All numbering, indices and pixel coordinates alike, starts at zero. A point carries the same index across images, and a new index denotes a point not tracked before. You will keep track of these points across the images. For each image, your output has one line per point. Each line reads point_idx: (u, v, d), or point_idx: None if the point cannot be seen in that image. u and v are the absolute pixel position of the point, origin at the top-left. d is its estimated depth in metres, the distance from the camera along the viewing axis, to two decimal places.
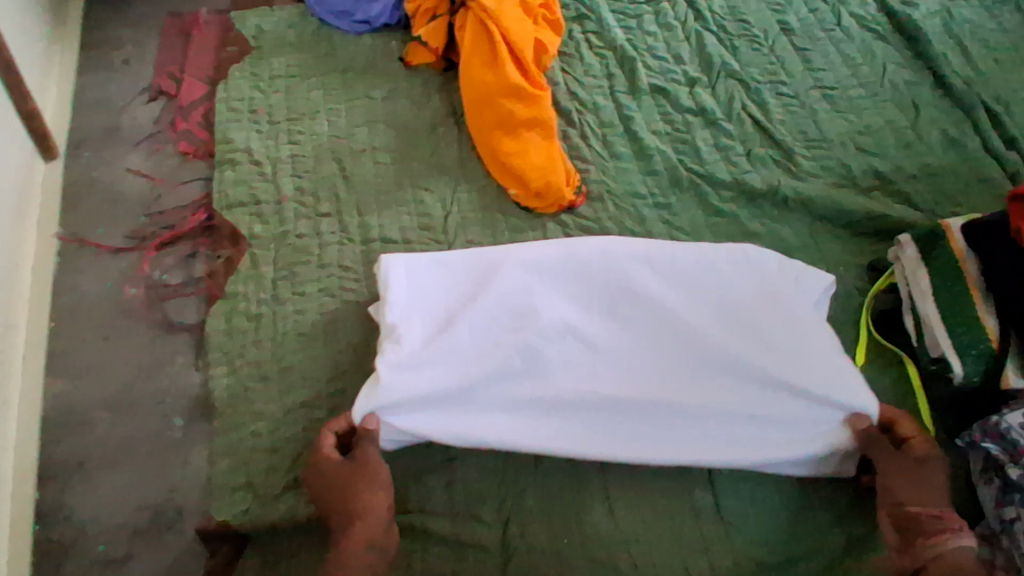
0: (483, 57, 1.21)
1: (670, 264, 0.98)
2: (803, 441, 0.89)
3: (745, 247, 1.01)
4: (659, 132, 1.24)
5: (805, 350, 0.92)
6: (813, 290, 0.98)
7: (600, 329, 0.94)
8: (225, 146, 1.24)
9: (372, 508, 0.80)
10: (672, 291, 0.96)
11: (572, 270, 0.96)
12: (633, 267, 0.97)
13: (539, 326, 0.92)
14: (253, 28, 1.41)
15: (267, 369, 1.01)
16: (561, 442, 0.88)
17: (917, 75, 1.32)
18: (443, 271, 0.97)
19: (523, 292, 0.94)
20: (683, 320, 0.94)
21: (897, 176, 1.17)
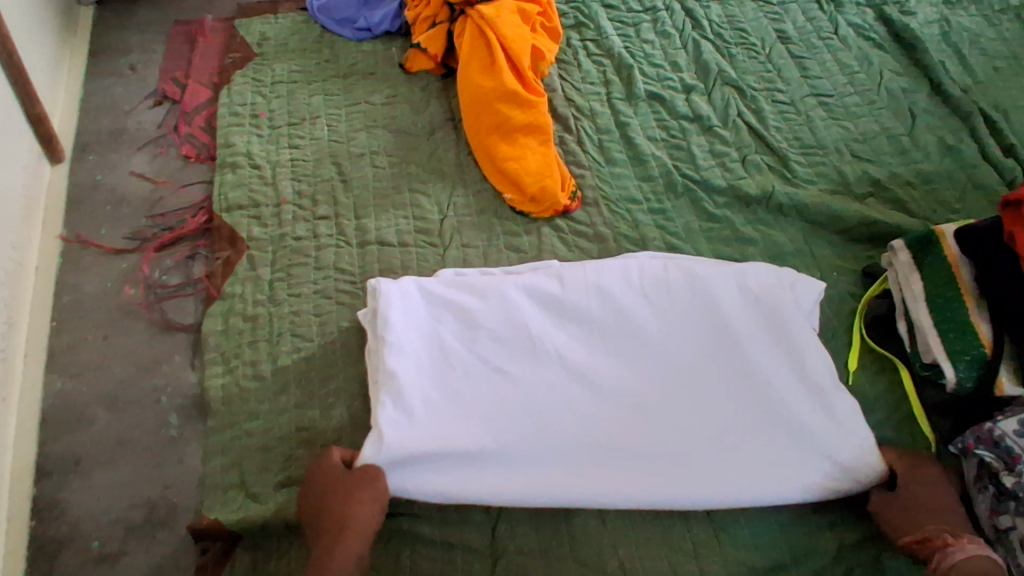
0: (479, 62, 1.22)
1: (660, 286, 0.99)
2: (794, 457, 0.89)
3: (737, 266, 1.03)
4: (655, 138, 1.24)
5: (788, 369, 0.95)
6: (806, 298, 1.00)
7: (597, 362, 0.95)
8: (226, 149, 1.25)
9: (360, 526, 0.82)
10: (667, 320, 0.97)
11: (565, 300, 0.98)
12: (629, 299, 0.98)
13: (537, 362, 0.93)
14: (256, 34, 1.44)
15: (262, 369, 1.02)
16: (565, 481, 0.88)
17: (915, 83, 1.32)
18: (438, 301, 0.97)
19: (522, 330, 0.95)
20: (670, 344, 0.96)
21: (893, 183, 1.17)
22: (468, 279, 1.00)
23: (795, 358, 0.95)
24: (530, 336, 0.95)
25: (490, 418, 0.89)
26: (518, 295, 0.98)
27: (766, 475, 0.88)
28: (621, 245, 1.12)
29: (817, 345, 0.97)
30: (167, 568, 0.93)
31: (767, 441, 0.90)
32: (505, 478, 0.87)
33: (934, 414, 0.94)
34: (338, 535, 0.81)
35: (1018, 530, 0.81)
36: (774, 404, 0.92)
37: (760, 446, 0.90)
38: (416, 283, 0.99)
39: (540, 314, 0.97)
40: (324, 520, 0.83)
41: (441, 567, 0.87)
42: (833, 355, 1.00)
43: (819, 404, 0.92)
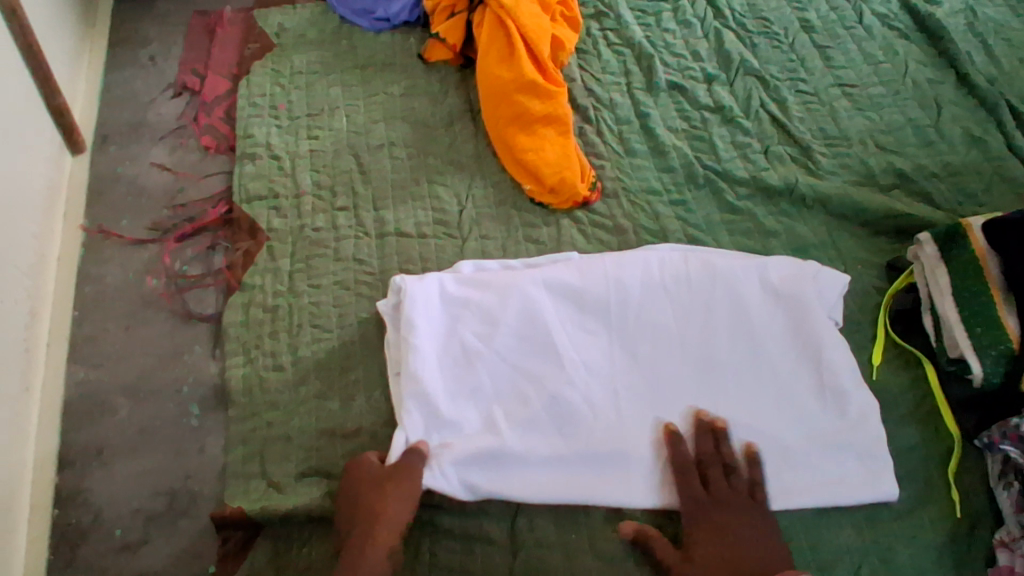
0: (497, 52, 1.21)
1: (681, 280, 0.99)
2: (811, 455, 0.89)
3: (759, 258, 1.02)
4: (675, 129, 1.23)
5: (807, 365, 0.94)
6: (829, 290, 0.98)
7: (617, 362, 0.95)
8: (246, 141, 1.26)
9: (389, 534, 0.82)
10: (687, 317, 0.97)
11: (585, 296, 0.97)
12: (648, 297, 0.98)
13: (558, 361, 0.93)
14: (275, 26, 1.44)
15: (282, 360, 1.02)
16: (586, 481, 0.88)
17: (940, 74, 1.30)
18: (458, 299, 0.97)
19: (541, 330, 0.94)
20: (690, 342, 0.96)
21: (918, 175, 1.15)
22: (487, 274, 1.00)
23: (817, 354, 0.94)
24: (549, 335, 0.94)
25: (507, 419, 0.91)
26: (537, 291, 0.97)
27: (780, 475, 0.89)
28: (641, 237, 1.11)
29: (840, 340, 0.95)
30: (189, 556, 0.94)
31: (790, 443, 0.90)
32: (527, 479, 0.88)
33: (959, 410, 0.91)
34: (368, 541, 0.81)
35: None
36: (791, 402, 0.92)
37: (778, 443, 0.90)
38: (435, 280, 0.98)
39: (560, 312, 0.96)
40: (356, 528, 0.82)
41: (461, 559, 0.87)
42: (857, 349, 0.98)
43: (839, 398, 0.91)
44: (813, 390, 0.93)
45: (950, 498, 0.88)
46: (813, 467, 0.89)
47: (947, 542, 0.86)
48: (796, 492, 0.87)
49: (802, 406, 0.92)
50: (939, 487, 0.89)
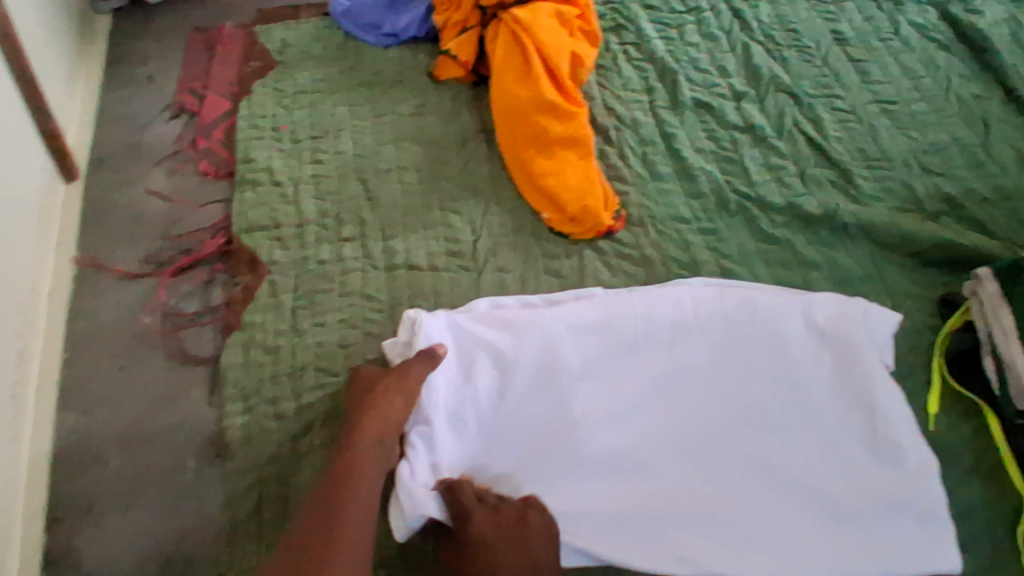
0: (514, 69, 1.13)
1: (714, 317, 0.91)
2: (865, 518, 0.81)
3: (800, 293, 0.94)
4: (703, 150, 1.16)
5: (857, 412, 0.86)
6: (878, 329, 0.90)
7: (645, 409, 0.87)
8: (246, 166, 1.18)
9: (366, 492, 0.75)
10: (722, 356, 0.89)
11: (609, 336, 0.89)
12: (679, 337, 0.90)
13: (581, 410, 0.85)
14: (278, 42, 1.37)
15: (284, 407, 0.94)
16: (613, 545, 0.79)
17: (985, 88, 1.22)
18: (470, 339, 0.89)
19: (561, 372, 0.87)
20: (725, 384, 0.88)
21: (967, 200, 1.07)
22: (501, 312, 0.92)
23: (867, 401, 0.86)
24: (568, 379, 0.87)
25: (525, 474, 0.83)
26: (556, 331, 0.89)
27: (830, 538, 0.80)
28: (670, 268, 1.03)
29: (892, 386, 0.87)
30: None
31: (839, 501, 0.81)
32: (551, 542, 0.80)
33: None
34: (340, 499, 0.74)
35: None
36: (841, 454, 0.84)
37: (826, 502, 0.81)
38: (445, 318, 0.91)
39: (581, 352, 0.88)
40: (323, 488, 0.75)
41: None
42: (911, 394, 0.90)
43: (893, 451, 0.83)
44: (863, 440, 0.85)
45: (1022, 565, 0.79)
46: (867, 532, 0.80)
47: None
48: (848, 557, 0.79)
49: (852, 458, 0.84)
50: (1009, 554, 0.80)
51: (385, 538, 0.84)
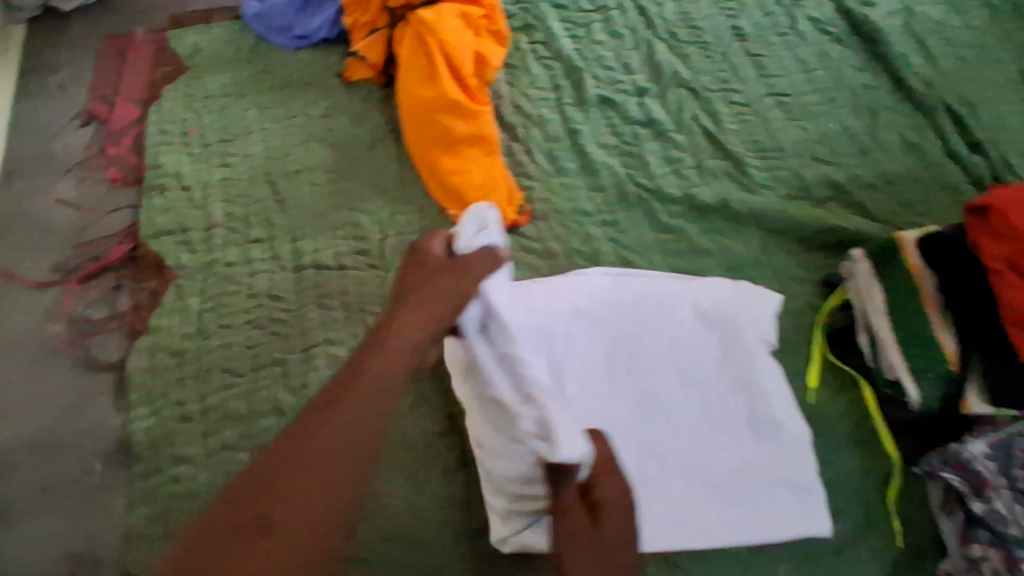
0: (418, 70, 1.15)
1: (612, 307, 0.95)
2: (746, 490, 0.85)
3: (686, 279, 0.99)
4: (607, 145, 1.19)
5: (738, 388, 0.90)
6: (759, 309, 0.95)
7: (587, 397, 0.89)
8: (155, 172, 1.18)
9: (351, 411, 0.67)
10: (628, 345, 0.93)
11: (549, 328, 0.91)
12: (586, 328, 0.93)
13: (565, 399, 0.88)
14: (189, 46, 1.36)
15: (189, 409, 0.95)
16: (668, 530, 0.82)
17: (875, 79, 1.28)
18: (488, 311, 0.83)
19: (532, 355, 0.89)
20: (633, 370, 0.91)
21: (853, 185, 1.12)
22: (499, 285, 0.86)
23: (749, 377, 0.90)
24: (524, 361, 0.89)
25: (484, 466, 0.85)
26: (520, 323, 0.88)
27: (717, 510, 0.84)
28: (571, 260, 1.06)
29: (771, 364, 0.92)
30: None
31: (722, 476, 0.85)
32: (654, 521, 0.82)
33: (897, 433, 0.88)
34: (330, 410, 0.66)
35: (989, 561, 0.75)
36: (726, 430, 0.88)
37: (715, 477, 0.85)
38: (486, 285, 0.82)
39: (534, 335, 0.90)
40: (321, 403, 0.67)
41: None
42: (793, 372, 0.95)
43: (770, 424, 0.88)
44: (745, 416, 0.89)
45: (890, 527, 0.85)
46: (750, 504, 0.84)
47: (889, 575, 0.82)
48: (733, 527, 0.83)
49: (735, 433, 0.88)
50: (880, 517, 0.85)
51: None
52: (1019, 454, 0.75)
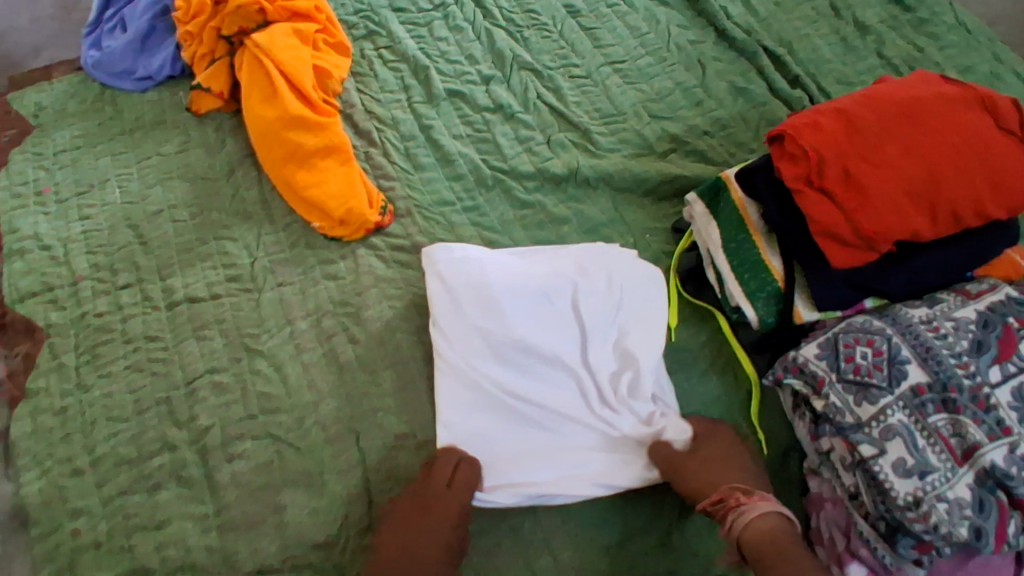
0: (260, 92, 1.17)
1: (525, 276, 0.98)
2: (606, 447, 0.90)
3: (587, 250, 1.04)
4: (460, 136, 1.23)
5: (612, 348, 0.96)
6: (638, 279, 1.01)
7: (518, 364, 0.93)
8: (10, 236, 1.15)
9: (442, 510, 0.82)
10: (541, 311, 0.96)
11: (507, 296, 0.95)
12: (513, 294, 0.96)
13: (520, 369, 0.93)
14: (31, 105, 1.31)
15: (80, 463, 0.94)
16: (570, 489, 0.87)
17: (701, 34, 1.36)
18: (558, 292, 0.97)
19: (546, 335, 0.94)
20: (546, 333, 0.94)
21: (690, 136, 1.21)
22: (541, 278, 0.98)
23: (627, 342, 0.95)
24: (507, 344, 0.92)
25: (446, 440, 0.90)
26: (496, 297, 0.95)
27: (574, 473, 0.88)
28: None
29: (651, 328, 0.97)
30: None
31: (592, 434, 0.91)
32: (552, 479, 0.88)
33: (752, 351, 0.97)
34: (420, 514, 0.83)
35: (837, 451, 0.81)
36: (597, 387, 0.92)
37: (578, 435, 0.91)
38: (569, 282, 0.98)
39: (534, 314, 0.95)
40: (406, 502, 0.85)
41: None
42: None
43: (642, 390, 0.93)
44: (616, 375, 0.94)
45: (756, 438, 0.92)
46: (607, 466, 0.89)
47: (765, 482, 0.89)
48: (590, 485, 0.87)
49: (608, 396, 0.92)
50: (746, 430, 0.93)
51: (199, 554, 0.87)
52: (844, 347, 0.83)
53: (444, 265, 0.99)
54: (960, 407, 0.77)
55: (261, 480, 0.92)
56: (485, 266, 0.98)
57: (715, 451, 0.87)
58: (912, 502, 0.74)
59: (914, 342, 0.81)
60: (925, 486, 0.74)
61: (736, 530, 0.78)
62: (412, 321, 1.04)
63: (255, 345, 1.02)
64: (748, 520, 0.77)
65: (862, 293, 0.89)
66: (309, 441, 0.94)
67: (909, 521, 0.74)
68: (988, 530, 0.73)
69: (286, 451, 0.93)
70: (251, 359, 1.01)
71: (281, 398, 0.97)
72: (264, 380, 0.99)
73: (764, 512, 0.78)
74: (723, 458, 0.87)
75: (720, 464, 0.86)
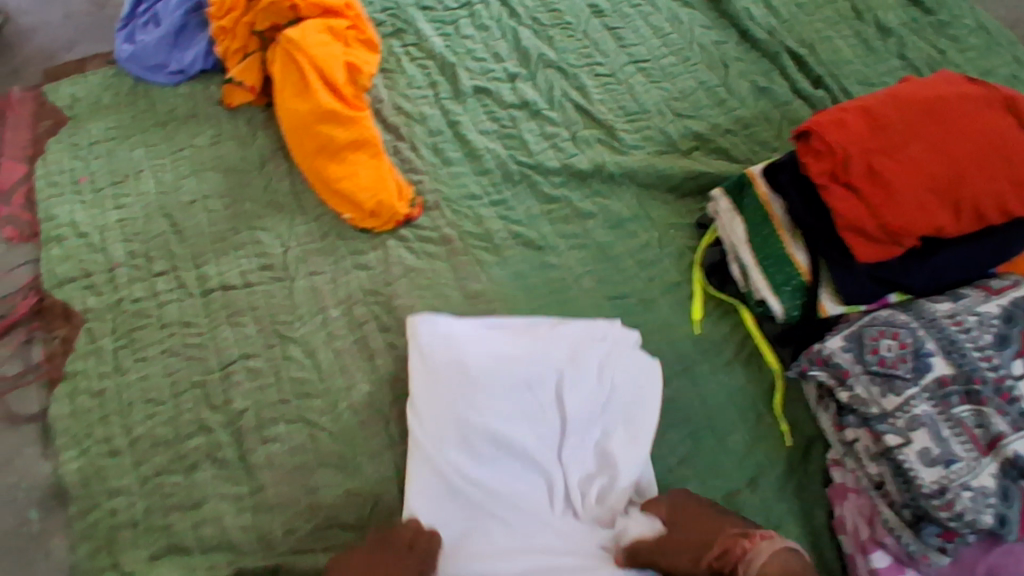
0: (293, 86, 1.20)
1: (509, 354, 0.90)
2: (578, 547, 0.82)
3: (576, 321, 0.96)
4: (487, 131, 1.25)
5: (589, 441, 0.89)
6: (630, 364, 0.93)
7: (490, 453, 0.85)
8: (49, 224, 1.18)
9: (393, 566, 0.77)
10: (521, 396, 0.88)
11: (485, 380, 0.87)
12: (492, 377, 0.87)
13: (491, 459, 0.85)
14: (67, 98, 1.35)
15: (117, 443, 0.96)
16: None
17: (723, 34, 1.38)
18: (543, 373, 0.89)
19: (524, 425, 0.87)
20: (525, 422, 0.87)
21: (714, 134, 1.23)
22: (526, 360, 0.89)
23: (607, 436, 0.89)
24: (483, 432, 0.85)
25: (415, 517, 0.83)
26: (473, 382, 0.87)
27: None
28: (467, 242, 1.13)
29: (632, 425, 0.90)
30: None
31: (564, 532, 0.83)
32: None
33: (776, 345, 0.98)
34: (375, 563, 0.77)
35: (862, 441, 0.83)
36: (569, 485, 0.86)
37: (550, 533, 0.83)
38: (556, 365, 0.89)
39: (514, 402, 0.87)
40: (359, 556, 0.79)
41: None
42: (680, 309, 1.04)
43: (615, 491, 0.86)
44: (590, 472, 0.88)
45: (780, 430, 0.93)
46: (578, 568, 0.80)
47: (789, 472, 0.91)
48: None
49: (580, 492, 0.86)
50: (770, 422, 0.94)
51: (233, 533, 0.89)
52: (869, 339, 0.85)
53: (428, 336, 0.92)
54: (984, 398, 0.79)
55: (294, 463, 0.94)
56: (465, 344, 0.90)
57: (701, 509, 0.82)
58: (937, 491, 0.76)
59: (939, 335, 0.83)
60: (950, 475, 0.76)
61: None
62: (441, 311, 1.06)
63: (288, 331, 1.04)
64: (761, 564, 0.71)
65: (886, 287, 0.90)
66: (341, 426, 0.96)
67: (934, 509, 0.76)
68: (1011, 517, 0.75)
69: (319, 435, 0.96)
70: (283, 345, 1.03)
71: (314, 384, 0.99)
72: (297, 366, 1.01)
73: (771, 557, 0.72)
74: (711, 515, 0.81)
75: (711, 518, 0.80)
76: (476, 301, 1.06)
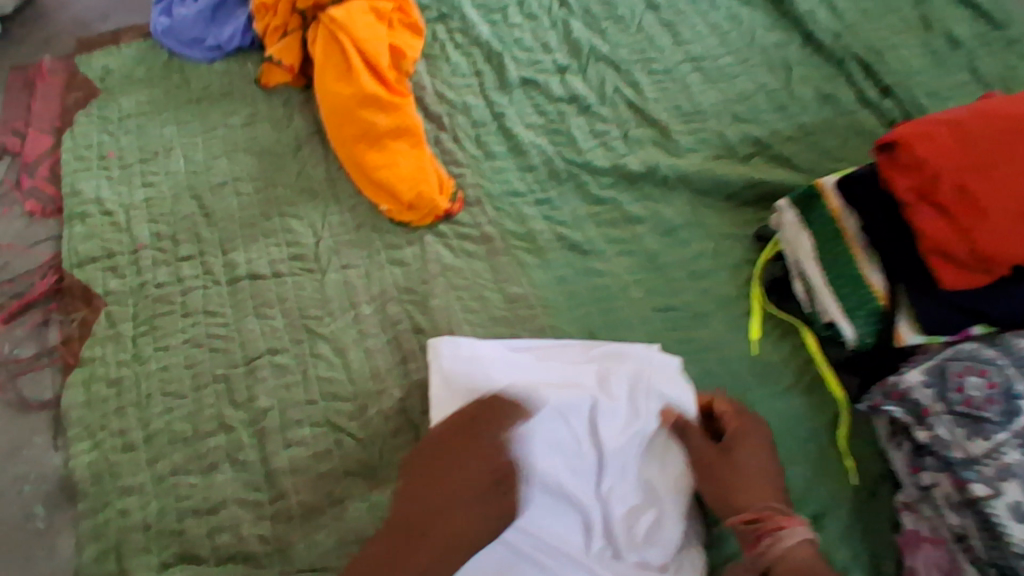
0: (336, 67, 1.13)
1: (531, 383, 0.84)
2: None
3: (603, 345, 0.91)
4: (533, 125, 1.19)
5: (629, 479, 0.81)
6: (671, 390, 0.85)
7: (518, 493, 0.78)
8: (73, 199, 1.13)
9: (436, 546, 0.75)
10: (552, 429, 0.80)
11: (510, 414, 0.80)
12: (517, 410, 0.80)
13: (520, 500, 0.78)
14: (99, 70, 1.30)
15: (133, 437, 0.91)
16: None
17: (784, 36, 1.31)
18: (573, 404, 0.82)
19: (558, 456, 0.80)
20: (555, 458, 0.79)
21: (775, 141, 1.15)
22: (552, 388, 0.82)
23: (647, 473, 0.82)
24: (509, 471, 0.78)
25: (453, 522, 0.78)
26: (496, 416, 0.80)
27: None
28: (509, 242, 1.06)
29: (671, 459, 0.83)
30: None
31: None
32: None
33: (841, 371, 0.92)
34: (422, 532, 0.76)
35: (940, 487, 0.78)
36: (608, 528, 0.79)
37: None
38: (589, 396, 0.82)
39: (543, 437, 0.80)
40: (406, 507, 0.79)
41: None
42: (735, 328, 0.97)
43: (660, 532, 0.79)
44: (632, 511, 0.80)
45: (843, 466, 0.88)
46: None
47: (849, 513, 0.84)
48: None
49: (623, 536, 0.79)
50: (830, 456, 0.88)
51: (253, 541, 0.84)
52: (952, 376, 0.78)
53: (445, 361, 0.88)
54: None
55: (318, 469, 0.88)
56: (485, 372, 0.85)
57: (760, 456, 0.81)
58: None
59: None
60: None
61: (772, 554, 0.72)
62: (479, 314, 0.99)
63: (317, 327, 0.98)
64: (791, 547, 0.72)
65: (969, 319, 0.82)
66: (370, 432, 0.90)
67: None
68: None
69: (346, 442, 0.90)
70: (312, 342, 0.97)
71: (343, 385, 0.94)
72: (326, 365, 0.95)
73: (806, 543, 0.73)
74: (763, 466, 0.81)
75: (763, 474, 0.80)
76: (517, 305, 1.00)
